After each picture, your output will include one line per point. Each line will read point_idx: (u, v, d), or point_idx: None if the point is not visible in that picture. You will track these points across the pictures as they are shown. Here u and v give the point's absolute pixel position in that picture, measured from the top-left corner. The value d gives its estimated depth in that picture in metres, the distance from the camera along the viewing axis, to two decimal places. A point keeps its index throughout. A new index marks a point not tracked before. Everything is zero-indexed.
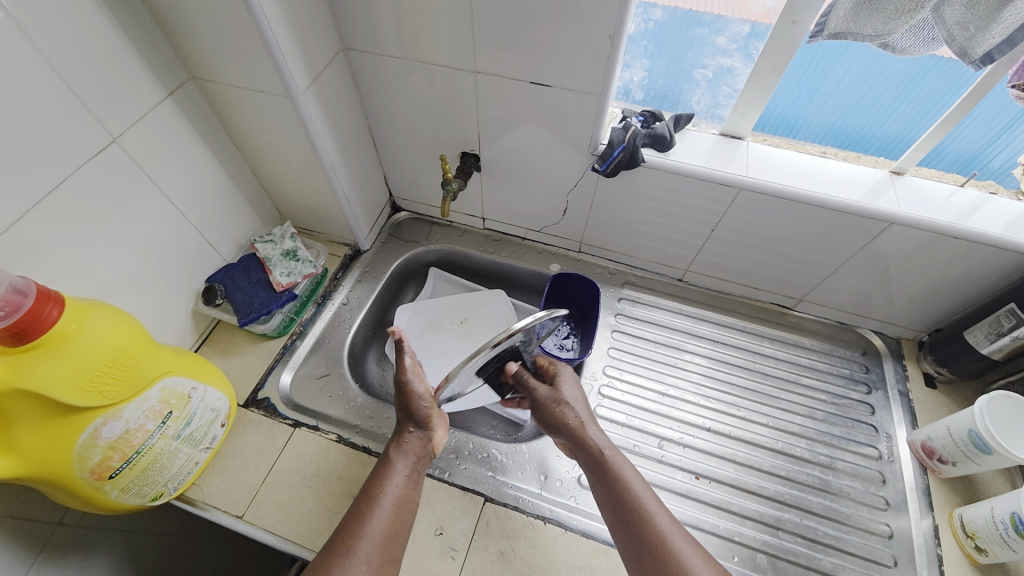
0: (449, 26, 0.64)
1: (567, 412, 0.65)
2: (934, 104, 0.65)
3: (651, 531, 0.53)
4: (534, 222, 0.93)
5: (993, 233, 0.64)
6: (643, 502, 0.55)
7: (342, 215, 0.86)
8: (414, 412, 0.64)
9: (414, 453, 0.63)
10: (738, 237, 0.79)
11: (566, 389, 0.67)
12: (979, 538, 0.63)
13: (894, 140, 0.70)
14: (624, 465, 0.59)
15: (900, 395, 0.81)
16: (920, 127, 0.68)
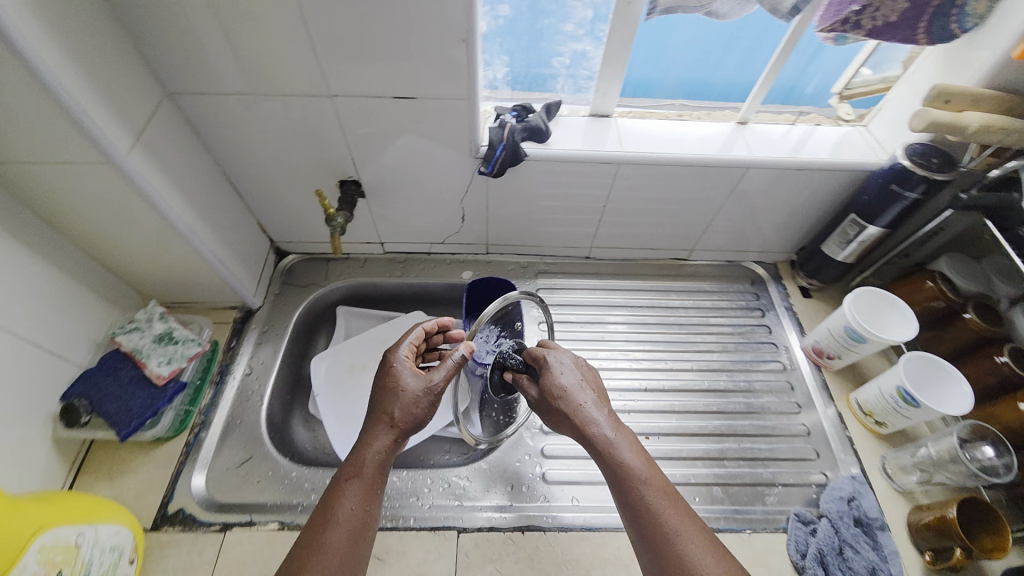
0: (290, 51, 0.58)
1: (567, 405, 0.56)
2: (754, 49, 0.74)
3: (662, 536, 0.46)
4: (434, 235, 0.90)
5: (826, 158, 0.75)
6: (653, 501, 0.48)
7: (219, 278, 0.76)
8: (406, 409, 0.55)
9: (380, 463, 0.53)
10: (628, 207, 0.84)
11: (562, 378, 0.58)
12: (877, 414, 0.74)
13: (729, 85, 0.79)
14: (632, 455, 0.51)
15: (787, 310, 0.92)
16: (747, 71, 0.77)
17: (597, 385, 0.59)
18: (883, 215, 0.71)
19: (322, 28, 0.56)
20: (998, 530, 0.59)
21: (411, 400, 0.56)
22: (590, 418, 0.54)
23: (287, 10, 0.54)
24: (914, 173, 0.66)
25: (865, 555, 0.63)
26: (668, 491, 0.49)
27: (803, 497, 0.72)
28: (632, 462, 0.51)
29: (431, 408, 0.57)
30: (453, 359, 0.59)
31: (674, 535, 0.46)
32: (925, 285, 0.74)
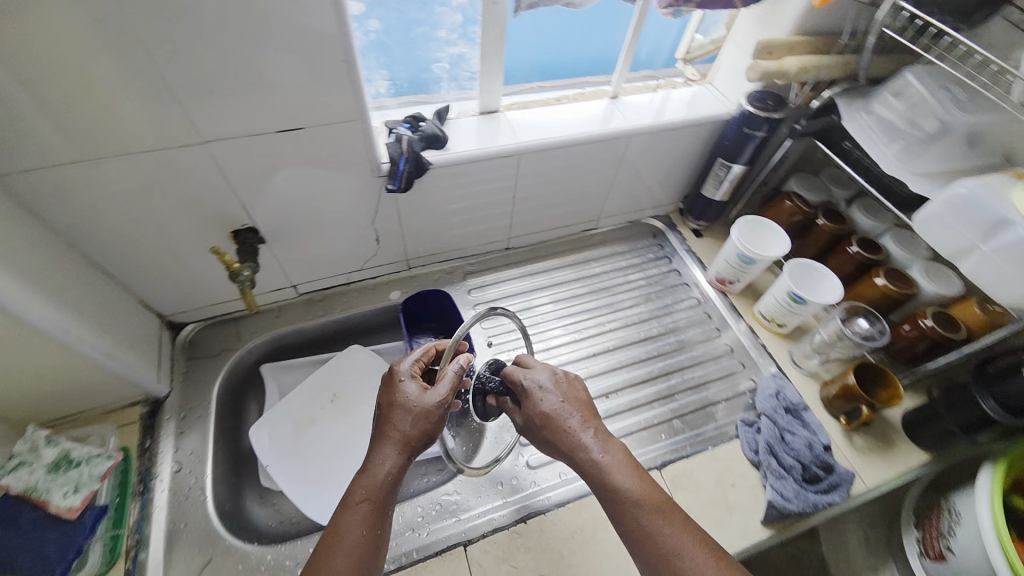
0: (144, 100, 0.51)
1: (552, 432, 0.55)
2: (589, 30, 0.82)
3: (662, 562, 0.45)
4: (350, 264, 0.85)
5: (689, 114, 0.85)
6: (650, 525, 0.47)
7: (112, 375, 0.64)
8: (413, 424, 0.53)
9: (389, 484, 0.50)
10: (535, 191, 0.87)
11: (543, 404, 0.56)
12: (777, 318, 0.86)
13: (576, 64, 0.87)
14: (623, 476, 0.50)
15: (687, 251, 1.01)
16: (588, 48, 0.85)
17: (585, 404, 0.57)
18: (742, 153, 0.84)
19: (178, 70, 0.50)
20: (889, 383, 0.76)
21: (417, 411, 0.54)
22: (578, 442, 0.53)
23: (129, 56, 0.47)
24: (758, 117, 0.78)
25: (802, 435, 0.74)
26: (664, 509, 0.48)
27: (742, 405, 0.82)
28: (622, 484, 0.50)
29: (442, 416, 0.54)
30: (454, 369, 0.57)
31: (674, 559, 0.45)
32: (784, 204, 0.89)
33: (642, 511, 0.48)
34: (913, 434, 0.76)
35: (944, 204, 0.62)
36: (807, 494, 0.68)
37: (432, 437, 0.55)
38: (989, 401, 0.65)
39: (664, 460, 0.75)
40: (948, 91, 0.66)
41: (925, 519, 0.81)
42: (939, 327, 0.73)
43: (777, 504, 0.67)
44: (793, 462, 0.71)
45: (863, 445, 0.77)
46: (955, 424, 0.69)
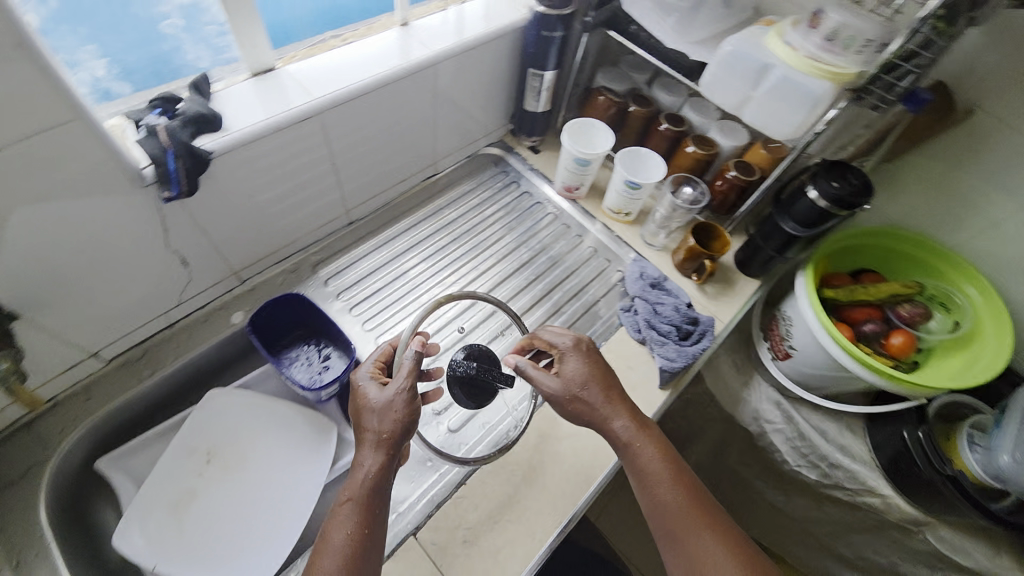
0: None
1: (589, 399, 0.62)
2: None
3: (679, 521, 0.56)
4: (163, 302, 0.69)
5: (489, 27, 0.80)
6: (676, 504, 0.58)
7: None
8: (377, 422, 0.56)
9: (369, 482, 0.54)
10: (357, 152, 0.77)
11: (575, 375, 0.63)
12: (623, 209, 0.92)
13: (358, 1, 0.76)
14: (648, 449, 0.60)
15: (530, 169, 1.02)
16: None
17: (604, 373, 0.65)
18: (548, 60, 0.83)
19: None
20: (718, 235, 0.88)
21: (381, 408, 0.57)
22: (610, 418, 0.61)
23: None
24: (551, 17, 0.76)
25: (669, 302, 0.83)
26: (677, 480, 0.59)
27: (618, 294, 0.90)
28: (647, 457, 0.60)
29: (409, 406, 0.57)
30: (409, 359, 0.60)
31: (692, 536, 0.56)
32: (600, 99, 0.93)
33: (665, 483, 0.58)
34: (744, 268, 0.92)
35: (718, 64, 0.69)
36: (686, 348, 0.78)
37: (408, 428, 0.57)
38: (788, 223, 0.79)
39: None
40: None
41: (769, 330, 1.01)
42: (741, 174, 0.86)
43: (666, 367, 0.76)
44: (669, 327, 0.80)
45: (713, 291, 0.90)
46: (772, 249, 0.84)
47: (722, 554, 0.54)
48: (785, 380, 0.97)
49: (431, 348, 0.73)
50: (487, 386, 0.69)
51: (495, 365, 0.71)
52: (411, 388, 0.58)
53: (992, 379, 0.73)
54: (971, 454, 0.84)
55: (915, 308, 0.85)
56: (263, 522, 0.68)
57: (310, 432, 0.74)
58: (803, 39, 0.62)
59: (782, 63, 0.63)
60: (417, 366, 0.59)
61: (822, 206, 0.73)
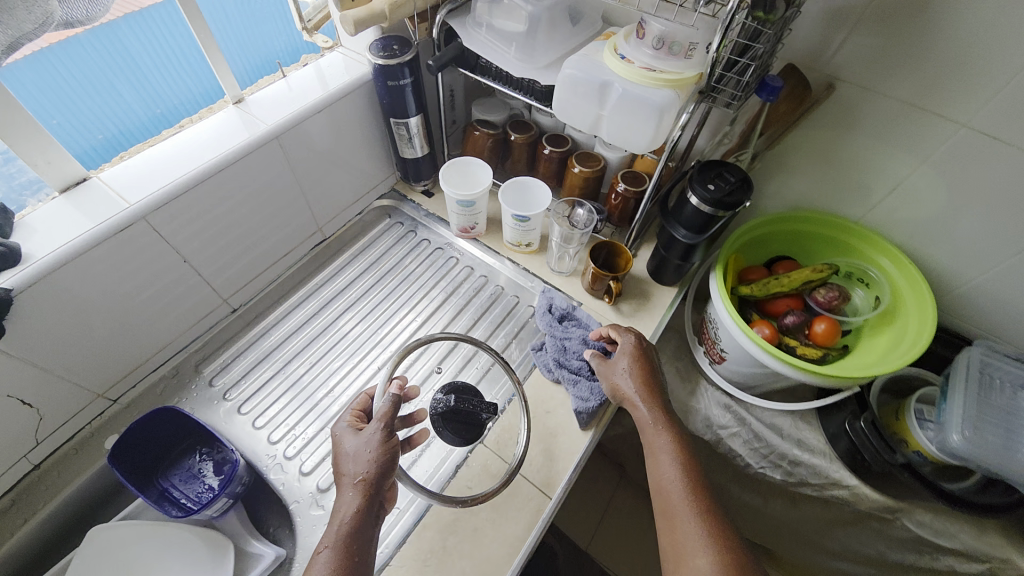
0: None
1: (625, 390, 0.69)
2: (167, 57, 0.67)
3: (671, 499, 0.59)
4: (16, 447, 0.63)
5: (336, 87, 0.77)
6: (677, 488, 0.60)
7: None
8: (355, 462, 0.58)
9: (345, 524, 0.54)
10: (216, 241, 0.72)
11: (620, 367, 0.71)
12: (522, 241, 0.88)
13: (190, 99, 0.72)
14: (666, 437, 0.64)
15: (426, 215, 0.97)
16: (188, 81, 0.71)
17: (647, 369, 0.70)
18: (408, 109, 0.80)
19: None
20: (620, 253, 0.83)
21: (355, 451, 0.58)
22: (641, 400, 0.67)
23: None
24: (392, 66, 0.73)
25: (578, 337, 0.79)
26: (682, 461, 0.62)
27: (531, 331, 0.85)
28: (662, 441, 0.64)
29: (384, 445, 0.58)
30: (386, 403, 0.61)
31: (683, 522, 0.57)
32: (476, 135, 0.90)
33: (668, 460, 0.62)
34: (658, 278, 0.87)
35: (564, 87, 0.65)
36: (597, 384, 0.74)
37: (385, 469, 0.58)
38: (680, 231, 0.74)
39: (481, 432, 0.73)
40: None
41: (702, 333, 0.96)
42: (631, 187, 0.83)
43: (581, 409, 0.71)
44: (578, 366, 0.76)
45: (629, 309, 0.86)
46: (677, 258, 0.80)
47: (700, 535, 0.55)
48: (727, 386, 0.92)
49: (410, 392, 0.73)
50: (473, 417, 0.71)
51: (475, 397, 0.73)
52: (383, 429, 0.59)
53: (906, 366, 0.69)
54: (924, 432, 0.79)
55: (832, 291, 0.81)
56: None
57: (202, 551, 0.67)
58: (636, 52, 0.60)
59: (620, 78, 0.60)
60: (394, 409, 0.60)
61: (706, 211, 0.69)
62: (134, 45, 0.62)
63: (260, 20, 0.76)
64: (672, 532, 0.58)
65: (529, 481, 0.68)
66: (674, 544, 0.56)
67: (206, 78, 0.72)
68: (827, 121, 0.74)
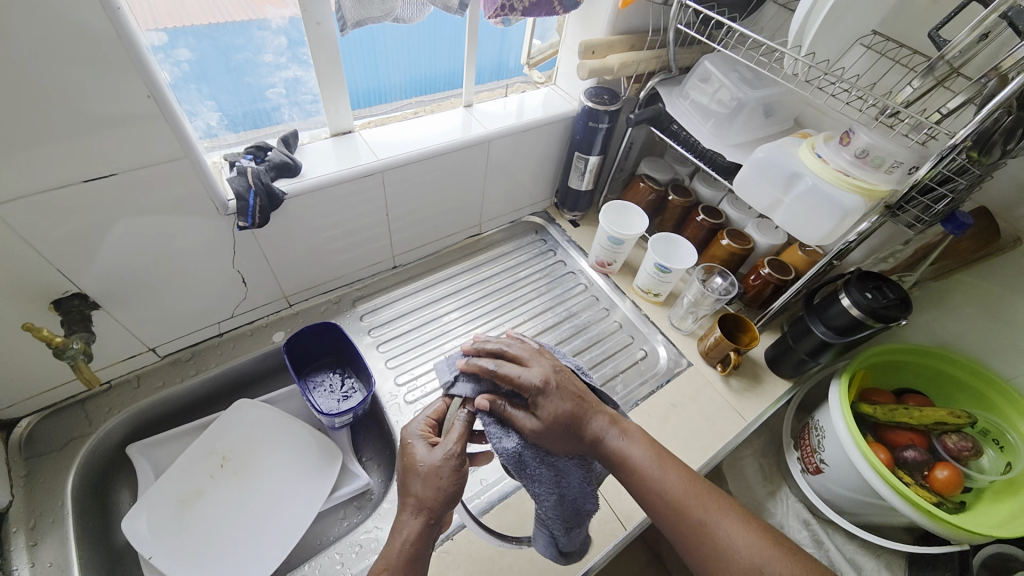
0: None
1: (575, 426, 0.56)
2: (434, 47, 0.82)
3: (687, 504, 0.52)
4: (220, 312, 0.78)
5: (546, 114, 0.89)
6: (683, 502, 0.53)
7: None
8: (424, 483, 0.52)
9: (406, 552, 0.49)
10: (411, 207, 0.86)
11: (556, 409, 0.55)
12: (653, 289, 0.94)
13: (434, 79, 0.87)
14: (636, 448, 0.56)
15: (569, 241, 1.07)
16: (440, 64, 0.85)
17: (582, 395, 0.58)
18: (595, 147, 0.91)
19: None
20: (746, 328, 0.85)
21: (426, 472, 0.52)
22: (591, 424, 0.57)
23: None
24: (598, 110, 0.85)
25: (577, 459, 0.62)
26: (662, 458, 0.56)
27: (639, 372, 0.88)
28: (635, 459, 0.55)
29: (456, 473, 0.53)
30: (461, 421, 0.56)
31: (706, 530, 0.51)
32: (640, 186, 0.99)
33: (660, 475, 0.54)
34: (775, 368, 0.87)
35: (752, 167, 0.73)
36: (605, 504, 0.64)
37: (453, 497, 0.53)
38: (820, 327, 0.76)
39: None
40: (738, 73, 0.77)
41: (800, 438, 0.92)
42: (775, 273, 0.85)
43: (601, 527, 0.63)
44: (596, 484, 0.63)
45: (739, 386, 0.86)
46: (804, 353, 0.81)
47: (747, 533, 0.50)
48: (816, 500, 0.88)
49: None
50: None
51: None
52: (458, 455, 0.53)
53: None
54: None
55: (964, 440, 0.77)
56: (251, 550, 0.69)
57: (318, 453, 0.78)
58: (834, 154, 0.66)
59: (811, 173, 0.66)
60: (469, 431, 0.56)
61: (857, 317, 0.71)
62: (419, 39, 0.79)
63: (502, 45, 0.91)
64: (711, 547, 0.50)
65: (609, 505, 0.71)
66: (719, 556, 0.49)
67: (455, 62, 0.87)
68: (1006, 270, 0.74)
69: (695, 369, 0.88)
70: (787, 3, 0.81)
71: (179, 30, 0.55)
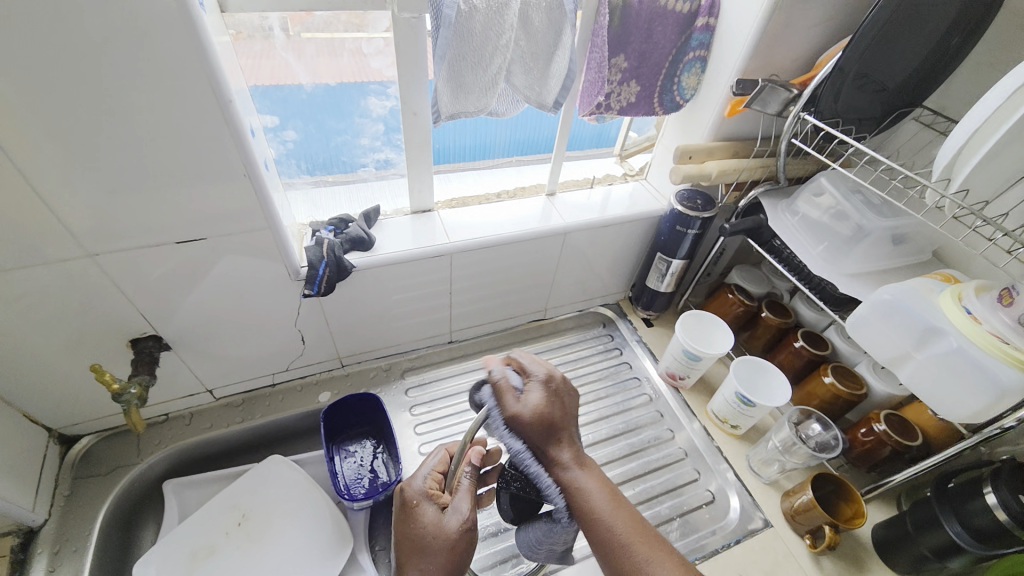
0: (42, 215, 0.49)
1: (542, 432, 0.53)
2: (532, 120, 0.82)
3: (629, 549, 0.47)
4: (276, 364, 0.80)
5: (631, 210, 0.85)
6: (627, 544, 0.47)
7: None
8: (432, 555, 0.46)
9: None
10: (476, 287, 0.84)
11: (527, 404, 0.53)
12: (731, 420, 0.81)
13: (533, 141, 0.86)
14: (590, 481, 0.51)
15: (639, 342, 0.98)
16: (541, 129, 0.85)
17: (567, 414, 0.55)
18: (680, 251, 0.84)
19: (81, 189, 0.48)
20: (851, 499, 0.68)
21: (433, 541, 0.47)
22: (560, 437, 0.53)
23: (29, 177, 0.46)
24: (688, 215, 0.78)
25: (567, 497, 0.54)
26: (615, 498, 0.51)
27: (700, 519, 0.74)
28: (587, 490, 0.50)
29: (467, 541, 0.47)
30: (468, 475, 0.52)
31: (645, 572, 0.45)
32: (728, 297, 0.89)
33: (611, 512, 0.49)
34: (885, 556, 0.69)
35: (872, 308, 0.62)
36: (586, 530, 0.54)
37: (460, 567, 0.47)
38: (953, 525, 0.59)
39: None
40: (861, 195, 0.68)
41: None
42: (894, 433, 0.69)
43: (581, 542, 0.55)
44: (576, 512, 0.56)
45: (831, 570, 0.69)
46: (927, 549, 0.63)
47: None
48: None
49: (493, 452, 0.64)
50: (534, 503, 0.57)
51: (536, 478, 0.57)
52: (472, 519, 0.48)
53: None
54: None
55: None
56: None
57: (331, 535, 0.73)
58: (989, 313, 0.52)
59: (956, 332, 0.52)
60: (476, 488, 0.51)
61: (1005, 523, 0.54)
62: (520, 118, 0.81)
63: (596, 129, 0.90)
64: None
65: None
66: None
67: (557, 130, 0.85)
68: None
69: (774, 533, 0.72)
70: (931, 123, 0.71)
71: (289, 113, 0.62)
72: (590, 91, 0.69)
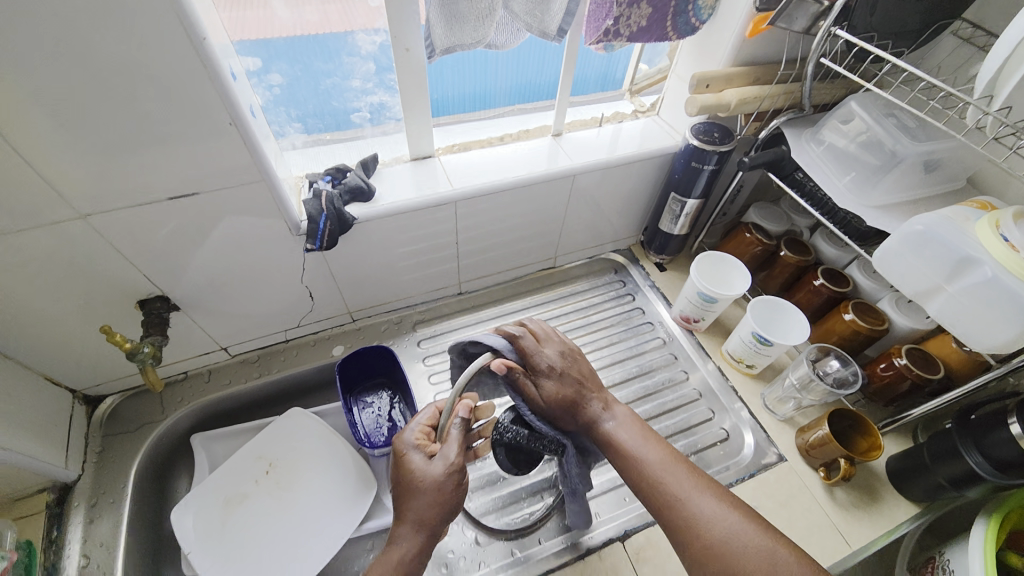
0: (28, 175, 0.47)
1: (561, 405, 0.56)
2: (532, 60, 0.76)
3: (665, 483, 0.49)
4: (286, 321, 0.80)
5: (643, 149, 0.80)
6: (667, 479, 0.50)
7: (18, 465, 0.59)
8: (422, 501, 0.47)
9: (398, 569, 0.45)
10: (482, 237, 0.82)
11: (542, 387, 0.56)
12: (746, 359, 0.80)
13: (534, 86, 0.81)
14: (625, 429, 0.55)
15: (651, 287, 0.96)
16: (543, 72, 0.79)
17: (587, 380, 0.58)
18: (694, 190, 0.79)
19: (59, 146, 0.46)
20: (868, 433, 0.68)
21: (422, 489, 0.48)
22: (585, 404, 0.57)
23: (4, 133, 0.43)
24: (704, 149, 0.73)
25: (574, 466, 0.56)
26: (650, 439, 0.54)
27: (714, 457, 0.75)
28: (621, 437, 0.54)
29: (456, 484, 0.49)
30: (458, 427, 0.51)
31: (685, 502, 0.48)
32: (745, 237, 0.85)
33: (648, 454, 0.52)
34: (899, 486, 0.69)
35: (903, 240, 0.59)
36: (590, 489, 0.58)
37: (453, 509, 0.49)
38: (973, 456, 0.59)
39: (628, 529, 0.67)
40: (895, 118, 0.63)
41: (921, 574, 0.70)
42: (915, 366, 0.67)
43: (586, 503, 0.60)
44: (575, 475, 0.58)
45: (844, 500, 0.70)
46: (944, 478, 0.63)
47: (725, 510, 0.47)
48: None
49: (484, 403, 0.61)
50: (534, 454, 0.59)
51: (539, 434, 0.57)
52: (460, 466, 0.49)
53: None
54: None
55: None
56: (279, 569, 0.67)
57: (354, 480, 0.76)
58: None
59: (993, 261, 0.49)
60: (466, 438, 0.51)
61: None
62: (518, 57, 0.74)
63: (603, 66, 0.83)
64: (690, 523, 0.47)
65: None
66: (693, 534, 0.46)
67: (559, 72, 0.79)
68: None
69: (788, 467, 0.73)
70: (971, 36, 0.65)
71: (272, 54, 0.58)
72: (595, 17, 0.64)
